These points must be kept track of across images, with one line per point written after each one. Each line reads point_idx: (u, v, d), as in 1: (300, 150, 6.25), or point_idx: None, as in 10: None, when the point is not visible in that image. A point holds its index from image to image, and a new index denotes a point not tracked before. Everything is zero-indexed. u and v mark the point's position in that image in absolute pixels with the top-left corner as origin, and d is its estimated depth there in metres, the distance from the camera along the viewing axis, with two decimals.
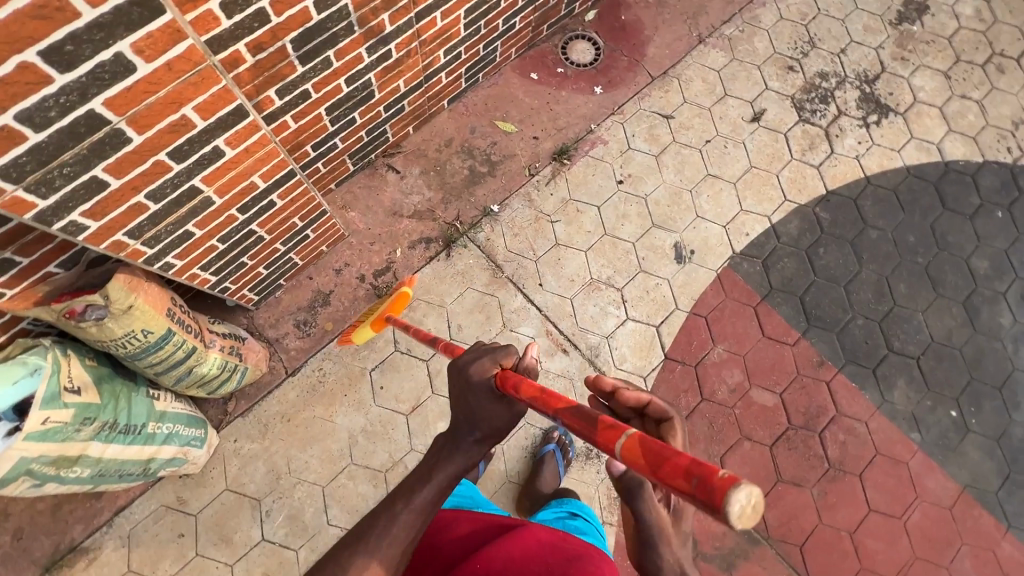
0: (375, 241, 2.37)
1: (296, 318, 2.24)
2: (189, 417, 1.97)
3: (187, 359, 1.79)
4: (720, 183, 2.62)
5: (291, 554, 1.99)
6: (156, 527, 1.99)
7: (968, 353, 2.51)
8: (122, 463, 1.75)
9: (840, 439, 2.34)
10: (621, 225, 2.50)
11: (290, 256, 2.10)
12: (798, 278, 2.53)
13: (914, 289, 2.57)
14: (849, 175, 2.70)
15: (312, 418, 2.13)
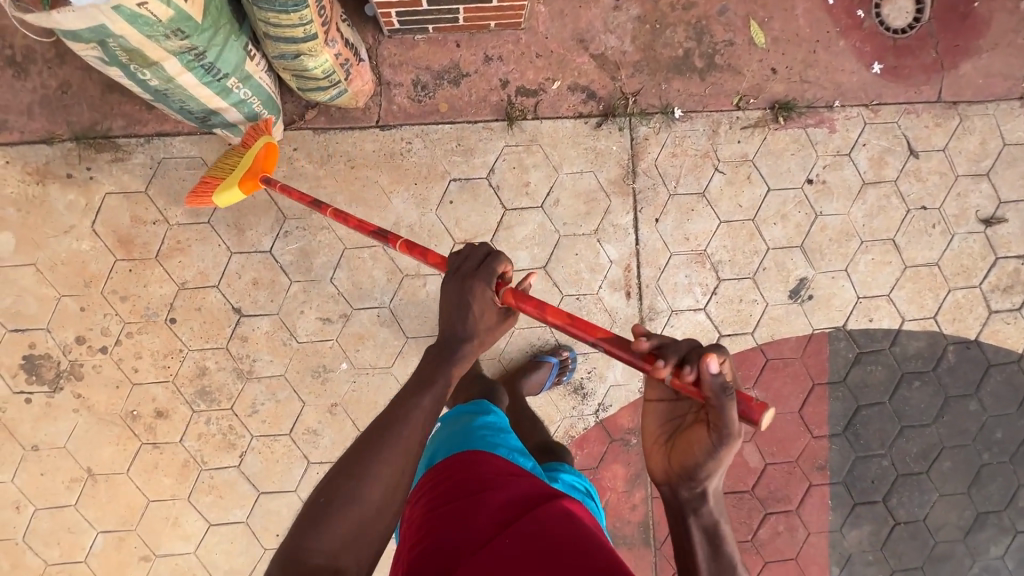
0: (541, 55, 1.99)
1: (418, 75, 1.94)
2: (269, 99, 1.77)
3: (302, 43, 1.54)
4: (893, 256, 2.23)
5: (285, 281, 1.98)
6: (185, 172, 1.90)
7: (938, 548, 2.43)
8: (188, 98, 1.58)
9: (777, 528, 2.34)
10: (772, 222, 2.15)
11: (458, 8, 1.72)
12: (873, 390, 2.30)
13: (953, 473, 2.39)
14: (1009, 341, 2.33)
15: (372, 181, 1.97)
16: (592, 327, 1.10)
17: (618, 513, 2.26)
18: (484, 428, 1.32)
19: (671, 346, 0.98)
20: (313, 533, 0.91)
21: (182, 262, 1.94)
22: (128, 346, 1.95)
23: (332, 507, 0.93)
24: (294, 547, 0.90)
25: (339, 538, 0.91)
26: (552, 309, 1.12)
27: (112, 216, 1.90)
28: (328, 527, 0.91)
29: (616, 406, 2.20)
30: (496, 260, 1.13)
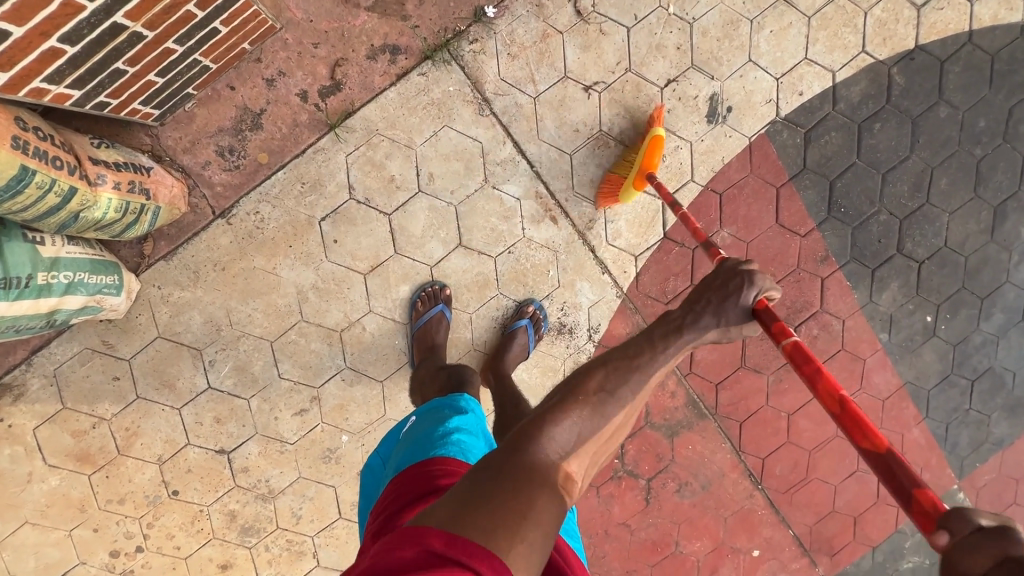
0: (320, 42, 1.70)
1: (217, 142, 1.72)
2: (95, 262, 1.61)
3: (67, 204, 1.35)
4: (791, 14, 1.96)
5: (242, 403, 1.92)
6: (84, 369, 1.82)
7: (972, 261, 2.35)
8: (14, 319, 1.45)
9: (812, 333, 2.29)
10: (651, 59, 1.89)
11: (194, 58, 1.46)
12: (839, 158, 2.12)
13: (954, 187, 2.24)
14: (951, 26, 2.07)
15: (250, 269, 1.82)
16: (871, 431, 1.02)
17: (663, 406, 2.26)
18: (453, 429, 1.33)
19: (983, 541, 0.77)
20: (555, 424, 0.94)
21: (144, 442, 1.90)
22: (157, 534, 1.97)
23: (581, 411, 0.97)
24: (531, 429, 0.94)
25: (576, 438, 0.95)
26: (827, 375, 1.12)
27: (56, 444, 1.85)
28: (569, 423, 0.95)
29: (605, 321, 2.09)
30: (758, 273, 1.23)
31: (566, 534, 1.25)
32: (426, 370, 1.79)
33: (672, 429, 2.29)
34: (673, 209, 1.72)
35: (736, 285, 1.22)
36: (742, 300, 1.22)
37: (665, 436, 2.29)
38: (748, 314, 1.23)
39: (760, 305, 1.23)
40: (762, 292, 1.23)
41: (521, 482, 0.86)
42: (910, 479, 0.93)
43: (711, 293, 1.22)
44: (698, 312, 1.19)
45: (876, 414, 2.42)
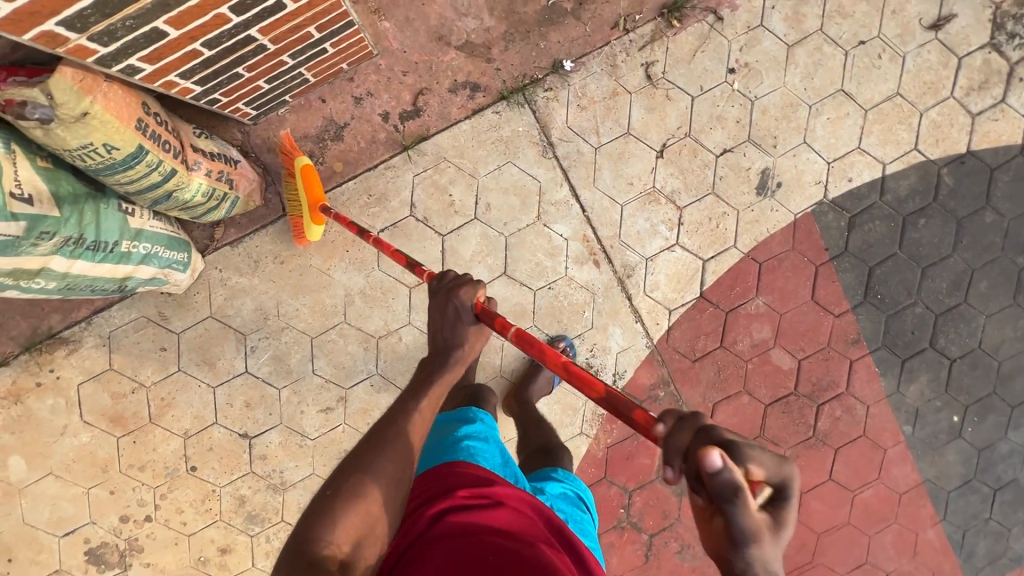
0: (409, 71, 1.84)
1: (300, 147, 1.85)
2: (171, 238, 1.74)
3: (165, 183, 1.48)
4: (849, 105, 2.05)
5: (273, 392, 2.00)
6: (136, 336, 1.92)
7: (1005, 367, 2.34)
8: (93, 279, 1.57)
9: (835, 414, 2.29)
10: (710, 129, 2.00)
11: (300, 71, 1.61)
12: (881, 247, 2.17)
13: (993, 291, 2.26)
14: (1005, 137, 2.14)
15: (307, 266, 1.93)
16: (588, 378, 1.06)
17: None
18: (466, 435, 1.36)
19: (682, 425, 0.81)
20: (321, 517, 0.90)
21: (175, 414, 1.98)
22: (167, 506, 2.02)
23: (341, 496, 0.92)
24: (298, 541, 0.87)
25: (348, 530, 0.89)
26: (549, 352, 1.14)
27: (94, 403, 1.94)
28: (336, 516, 0.90)
29: (631, 370, 2.15)
30: (463, 286, 1.16)
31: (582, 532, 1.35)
32: (454, 388, 1.84)
33: (682, 487, 2.28)
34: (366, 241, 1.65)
35: (445, 301, 1.16)
36: (462, 317, 1.15)
37: (674, 494, 2.27)
38: (472, 321, 1.16)
39: (478, 308, 1.16)
40: (476, 295, 1.16)
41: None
42: (624, 405, 0.98)
43: (440, 327, 1.17)
44: (447, 353, 1.14)
45: (891, 507, 2.37)
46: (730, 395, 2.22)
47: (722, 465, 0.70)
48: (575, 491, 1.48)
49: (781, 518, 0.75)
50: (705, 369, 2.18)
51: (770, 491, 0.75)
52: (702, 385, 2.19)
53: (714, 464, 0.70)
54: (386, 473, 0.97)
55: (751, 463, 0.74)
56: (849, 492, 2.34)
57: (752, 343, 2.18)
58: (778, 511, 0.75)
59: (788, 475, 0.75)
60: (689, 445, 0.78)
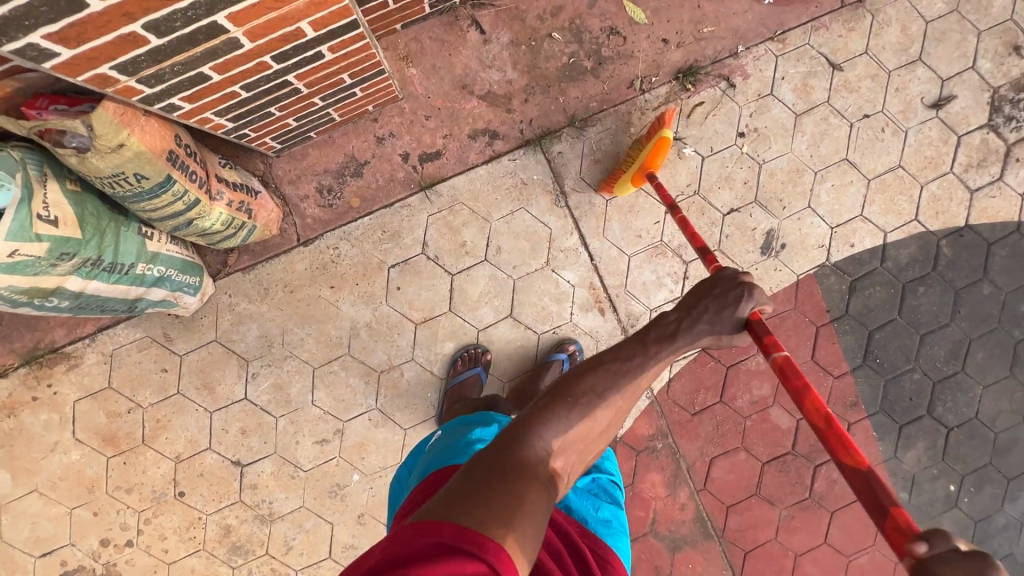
0: (431, 116, 1.91)
1: (319, 181, 1.90)
2: (185, 263, 1.76)
3: (188, 211, 1.52)
4: (853, 174, 2.12)
5: (271, 420, 1.98)
6: (138, 355, 1.91)
7: (1002, 438, 2.34)
8: (105, 300, 1.58)
9: (831, 476, 2.28)
10: (718, 189, 2.06)
11: (327, 112, 1.67)
12: (880, 311, 2.20)
13: (990, 362, 2.29)
14: (1002, 214, 2.20)
15: (315, 297, 1.95)
16: (854, 449, 1.02)
17: (671, 518, 2.23)
18: (475, 439, 1.33)
19: (955, 557, 0.77)
20: (547, 423, 0.97)
21: (169, 437, 1.95)
22: (150, 531, 1.97)
23: (570, 411, 1.01)
24: (518, 432, 0.96)
25: (560, 442, 0.97)
26: (814, 392, 1.12)
27: (88, 421, 1.92)
28: (552, 430, 0.97)
29: (630, 419, 2.15)
30: (757, 288, 1.26)
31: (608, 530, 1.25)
32: None
33: (675, 542, 2.24)
34: (671, 212, 1.72)
35: (730, 298, 1.24)
36: (737, 311, 1.23)
37: (668, 549, 2.23)
38: (742, 324, 1.25)
39: (754, 318, 1.25)
40: (756, 307, 1.26)
41: (511, 479, 0.86)
42: (887, 495, 0.93)
43: (706, 299, 1.25)
44: (685, 324, 1.21)
45: None
46: (728, 451, 2.21)
47: None
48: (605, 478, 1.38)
49: None
50: (704, 423, 2.18)
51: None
52: (700, 438, 2.19)
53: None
54: (609, 407, 1.06)
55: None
56: (844, 557, 2.30)
57: (751, 400, 2.20)
58: None
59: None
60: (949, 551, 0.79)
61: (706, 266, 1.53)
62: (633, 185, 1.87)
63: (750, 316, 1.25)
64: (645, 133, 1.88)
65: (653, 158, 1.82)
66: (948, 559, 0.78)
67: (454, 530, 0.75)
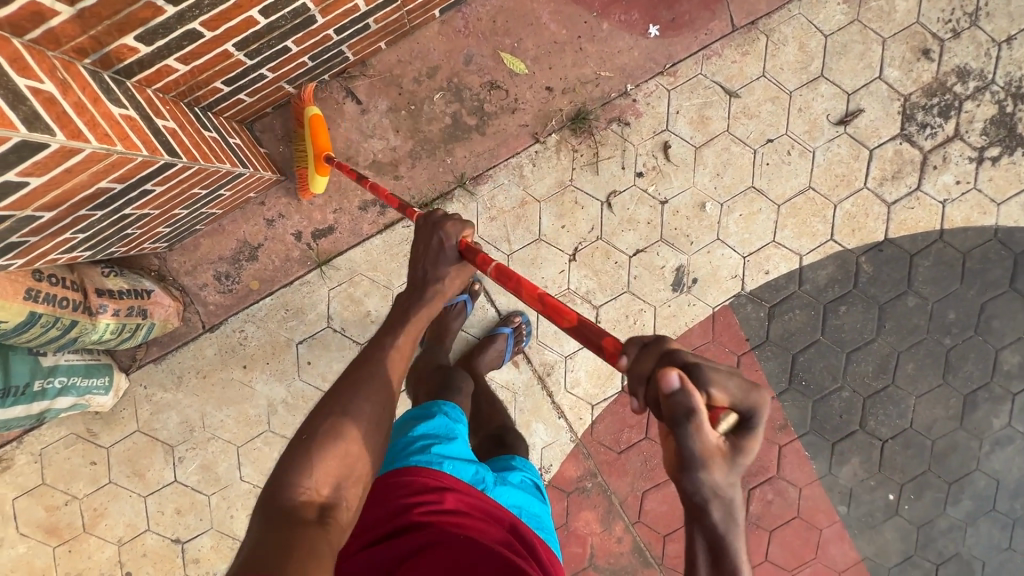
0: (319, 192, 1.91)
1: (216, 268, 1.92)
2: (89, 366, 1.80)
3: (68, 332, 1.56)
4: (761, 201, 2.07)
5: (203, 498, 2.05)
6: (66, 451, 1.99)
7: (939, 445, 2.32)
8: (7, 420, 1.64)
9: (766, 497, 2.29)
10: (621, 231, 2.03)
11: (202, 212, 1.69)
12: (803, 334, 2.18)
13: (921, 371, 2.26)
14: (922, 224, 2.15)
15: (228, 380, 1.99)
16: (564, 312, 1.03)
17: (609, 550, 2.25)
18: (430, 443, 1.31)
19: (643, 356, 0.82)
20: (302, 464, 0.91)
21: (108, 523, 2.03)
22: None
23: (324, 433, 0.95)
24: (275, 487, 0.89)
25: (327, 475, 0.91)
26: (524, 283, 1.11)
27: (29, 515, 2.01)
28: (319, 451, 0.93)
29: (557, 463, 2.19)
30: (449, 220, 1.20)
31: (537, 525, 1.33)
32: None
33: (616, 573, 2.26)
34: (360, 184, 1.63)
35: (430, 235, 1.20)
36: (445, 250, 1.19)
37: None
38: (457, 259, 1.20)
39: (463, 245, 1.20)
40: (464, 232, 1.20)
41: (270, 533, 0.79)
42: (595, 334, 0.97)
43: (421, 260, 1.21)
44: (423, 285, 1.19)
45: None
46: (658, 484, 2.24)
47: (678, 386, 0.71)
48: (531, 480, 1.48)
49: (741, 448, 0.74)
50: (632, 460, 2.21)
51: (734, 418, 0.74)
52: (629, 475, 2.22)
53: (670, 388, 0.71)
54: (360, 416, 0.99)
55: (711, 388, 0.74)
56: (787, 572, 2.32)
57: None
58: (740, 442, 0.74)
59: (754, 404, 0.74)
60: (651, 374, 0.79)
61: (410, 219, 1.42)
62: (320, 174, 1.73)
63: (457, 245, 1.19)
64: (296, 126, 1.80)
65: (320, 140, 1.72)
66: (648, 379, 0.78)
67: None
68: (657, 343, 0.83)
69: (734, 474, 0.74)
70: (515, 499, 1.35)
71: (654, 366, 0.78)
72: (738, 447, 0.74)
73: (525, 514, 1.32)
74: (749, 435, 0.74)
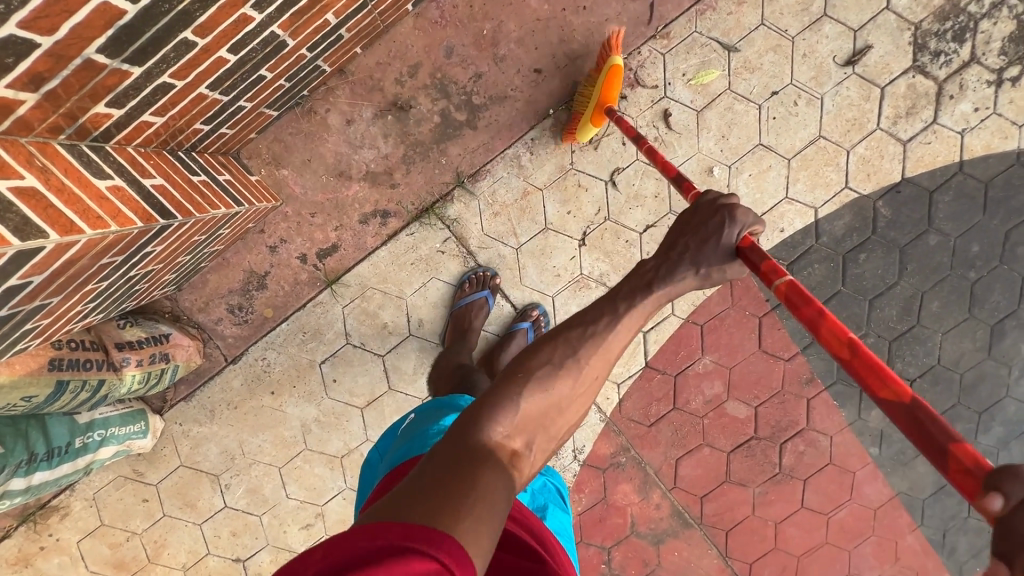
0: (317, 212, 1.88)
1: (228, 301, 1.92)
2: (125, 415, 1.84)
3: (97, 392, 1.59)
4: (771, 157, 1.99)
5: (255, 519, 2.09)
6: (118, 492, 2.06)
7: (968, 377, 2.26)
8: (57, 479, 1.69)
9: (798, 449, 2.28)
10: (630, 209, 1.96)
11: (205, 252, 1.67)
12: (823, 288, 2.13)
13: (947, 308, 2.19)
14: (941, 158, 2.05)
15: (259, 407, 2.01)
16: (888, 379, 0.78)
17: (649, 516, 2.28)
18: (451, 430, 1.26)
19: None
20: (499, 403, 0.87)
21: (171, 552, 2.10)
22: None
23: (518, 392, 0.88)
24: (469, 420, 0.86)
25: (520, 430, 0.87)
26: (830, 318, 0.89)
27: (95, 554, 2.08)
28: (509, 410, 0.86)
29: (590, 443, 2.23)
30: (739, 207, 1.06)
31: (559, 530, 1.31)
32: None
33: (658, 536, 2.29)
34: (638, 145, 1.56)
35: (715, 223, 1.06)
36: (723, 239, 1.05)
37: (651, 544, 2.29)
38: (732, 255, 1.06)
39: (745, 245, 1.05)
40: (747, 231, 1.05)
41: (457, 471, 0.76)
42: (941, 431, 0.70)
43: (686, 238, 1.07)
44: (675, 263, 1.05)
45: (868, 522, 2.33)
46: (691, 450, 2.26)
47: None
48: (555, 486, 1.46)
49: None
50: (662, 432, 2.23)
51: None
52: (662, 445, 2.25)
53: None
54: (564, 385, 0.91)
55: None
56: (824, 515, 2.31)
57: (705, 400, 2.22)
58: None
59: None
60: None
61: (683, 196, 1.30)
62: (596, 124, 1.73)
63: (742, 242, 1.05)
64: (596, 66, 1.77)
65: (609, 89, 1.69)
66: None
67: (402, 529, 0.63)
68: None
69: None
70: (538, 498, 1.35)
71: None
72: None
73: (548, 519, 1.29)
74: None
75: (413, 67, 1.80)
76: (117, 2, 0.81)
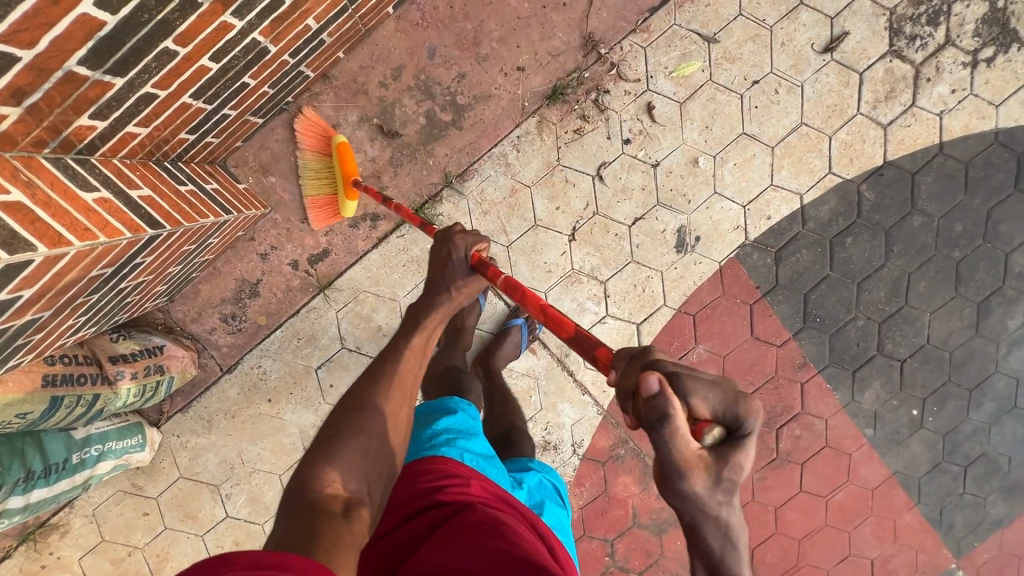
0: (307, 218, 1.88)
1: (221, 311, 1.92)
2: (121, 428, 1.83)
3: (93, 405, 1.59)
4: (754, 146, 2.01)
5: (257, 527, 2.08)
6: (118, 507, 2.05)
7: (957, 355, 2.30)
8: (55, 495, 1.69)
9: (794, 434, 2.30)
10: (618, 202, 1.99)
11: (196, 262, 1.67)
12: (812, 273, 2.16)
13: (934, 288, 2.23)
14: (921, 140, 2.08)
15: (257, 415, 2.01)
16: (562, 323, 0.99)
17: (650, 507, 2.30)
18: (449, 434, 1.28)
19: (630, 368, 0.78)
20: (330, 451, 0.88)
21: (173, 565, 2.09)
22: None
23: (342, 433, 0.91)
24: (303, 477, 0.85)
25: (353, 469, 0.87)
26: (528, 293, 1.07)
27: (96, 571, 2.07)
28: (339, 454, 0.87)
29: (588, 437, 2.24)
30: (458, 233, 1.14)
31: (556, 526, 1.34)
32: None
33: (660, 526, 2.31)
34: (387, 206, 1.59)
35: (440, 244, 1.14)
36: (453, 262, 1.12)
37: (653, 534, 2.31)
38: (468, 273, 1.12)
39: (475, 259, 1.13)
40: (474, 246, 1.13)
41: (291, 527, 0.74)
42: (592, 346, 0.91)
43: None
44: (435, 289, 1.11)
45: (866, 502, 2.35)
46: None
47: (660, 390, 0.69)
48: (551, 483, 1.49)
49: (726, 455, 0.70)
50: None
51: (717, 431, 0.70)
52: None
53: (651, 390, 0.69)
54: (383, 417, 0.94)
55: (693, 400, 0.70)
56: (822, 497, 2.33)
57: None
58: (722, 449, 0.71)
59: (739, 412, 0.70)
60: (635, 385, 0.74)
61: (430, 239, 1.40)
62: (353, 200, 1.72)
63: (469, 259, 1.12)
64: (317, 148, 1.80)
65: (348, 166, 1.73)
66: (634, 383, 0.75)
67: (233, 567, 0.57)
68: (642, 356, 0.78)
69: (720, 492, 0.71)
70: (535, 496, 1.39)
71: (629, 360, 0.80)
72: (724, 461, 0.70)
73: (545, 515, 1.33)
74: (736, 447, 0.70)
75: (397, 69, 1.81)
76: (97, 12, 0.82)
